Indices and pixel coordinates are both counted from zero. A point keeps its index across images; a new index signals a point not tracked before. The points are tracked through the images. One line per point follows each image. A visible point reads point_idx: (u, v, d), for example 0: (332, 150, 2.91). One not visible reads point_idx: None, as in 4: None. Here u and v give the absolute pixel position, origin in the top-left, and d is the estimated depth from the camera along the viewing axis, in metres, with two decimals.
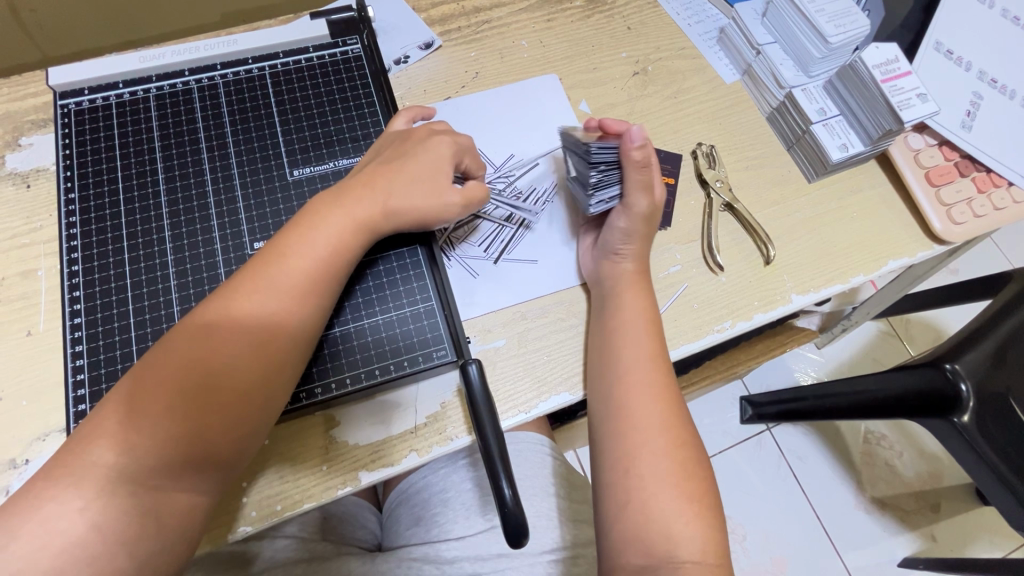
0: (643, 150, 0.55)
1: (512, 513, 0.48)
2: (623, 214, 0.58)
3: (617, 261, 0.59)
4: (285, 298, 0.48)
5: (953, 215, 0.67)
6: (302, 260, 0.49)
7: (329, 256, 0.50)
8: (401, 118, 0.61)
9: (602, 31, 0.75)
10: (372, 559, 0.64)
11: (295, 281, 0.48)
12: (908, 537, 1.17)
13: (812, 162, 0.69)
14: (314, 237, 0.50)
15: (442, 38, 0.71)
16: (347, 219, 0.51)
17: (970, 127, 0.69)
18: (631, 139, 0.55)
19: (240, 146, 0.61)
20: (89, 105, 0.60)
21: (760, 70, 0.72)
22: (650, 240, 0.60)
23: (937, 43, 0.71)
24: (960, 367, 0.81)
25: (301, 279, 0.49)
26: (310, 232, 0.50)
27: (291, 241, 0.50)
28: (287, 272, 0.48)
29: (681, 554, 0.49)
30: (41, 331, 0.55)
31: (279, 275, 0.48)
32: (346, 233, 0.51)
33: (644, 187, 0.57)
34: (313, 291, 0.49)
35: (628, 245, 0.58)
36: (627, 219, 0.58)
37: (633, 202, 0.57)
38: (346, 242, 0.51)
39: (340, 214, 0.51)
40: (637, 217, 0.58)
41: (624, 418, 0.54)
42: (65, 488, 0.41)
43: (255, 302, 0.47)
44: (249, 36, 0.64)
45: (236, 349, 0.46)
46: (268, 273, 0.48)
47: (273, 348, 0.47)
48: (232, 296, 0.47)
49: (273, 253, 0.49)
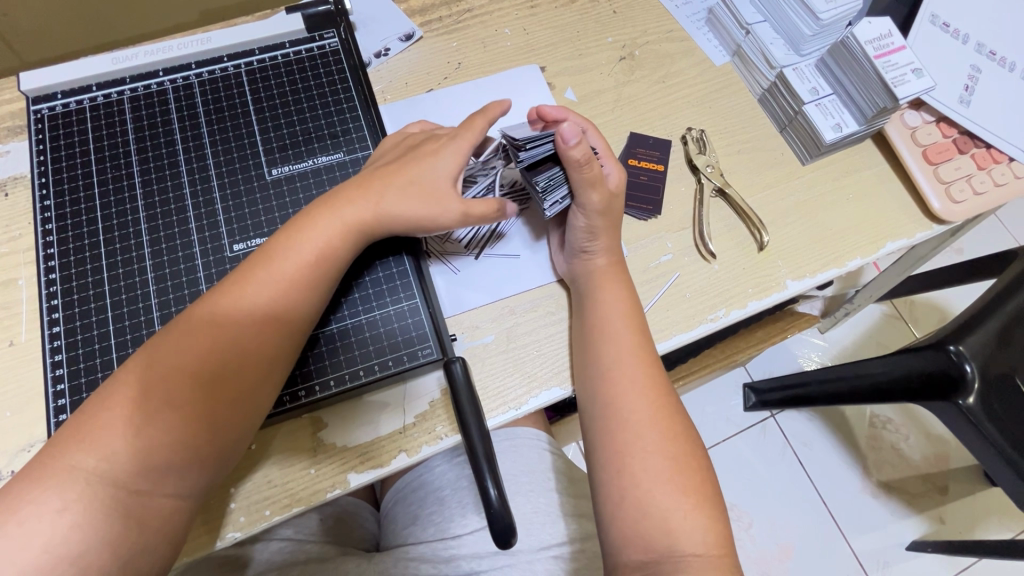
0: (582, 146, 0.52)
1: (499, 513, 0.46)
2: (579, 214, 0.56)
3: (587, 258, 0.57)
4: (269, 300, 0.47)
5: (952, 193, 0.65)
6: (288, 261, 0.48)
7: (322, 262, 0.49)
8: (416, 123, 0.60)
9: (587, 16, 0.73)
10: (369, 560, 0.63)
11: (281, 285, 0.48)
12: (915, 520, 1.16)
13: (805, 144, 0.67)
14: (300, 239, 0.49)
15: (423, 29, 0.70)
16: (334, 221, 0.50)
17: (969, 102, 0.67)
18: (565, 139, 0.51)
19: (217, 147, 0.59)
20: (62, 110, 0.59)
21: (750, 50, 0.70)
22: (615, 230, 0.58)
23: (932, 16, 0.69)
24: (965, 349, 0.78)
25: (289, 283, 0.48)
26: (304, 237, 0.49)
27: (279, 243, 0.49)
28: (274, 273, 0.48)
29: (682, 547, 0.48)
30: (23, 341, 0.54)
31: (264, 277, 0.48)
32: (339, 241, 0.50)
33: (594, 183, 0.54)
34: (303, 293, 0.49)
35: (594, 242, 0.57)
36: (585, 217, 0.56)
37: (584, 200, 0.55)
38: (339, 250, 0.50)
39: (332, 219, 0.50)
40: (592, 213, 0.55)
41: (617, 412, 0.53)
42: (42, 492, 0.40)
43: (246, 308, 0.47)
44: (223, 33, 0.62)
45: (225, 354, 0.46)
46: (257, 278, 0.48)
47: (262, 354, 0.47)
48: (221, 300, 0.47)
49: (264, 260, 0.48)
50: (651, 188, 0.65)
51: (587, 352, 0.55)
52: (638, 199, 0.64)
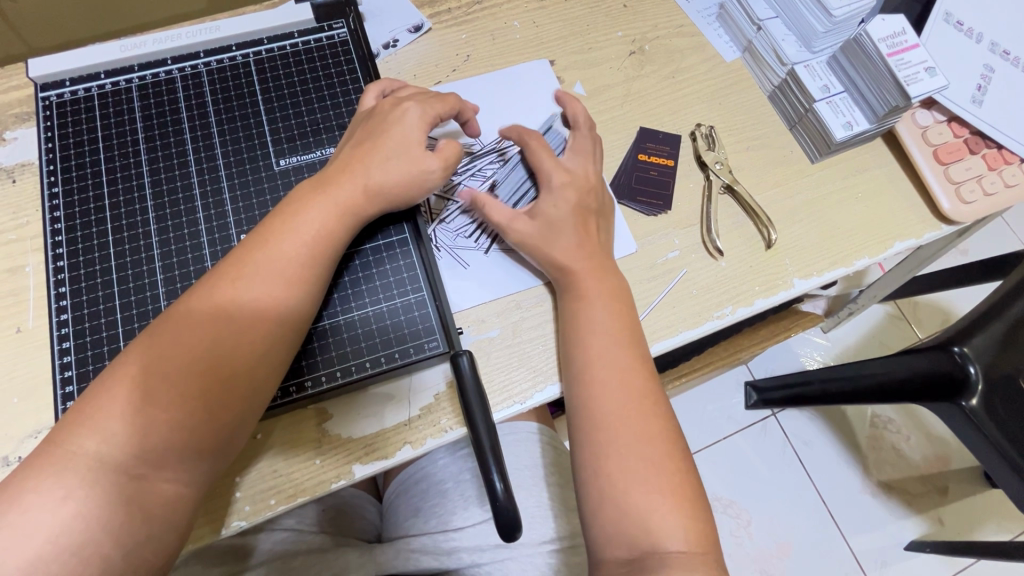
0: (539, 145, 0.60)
1: (504, 507, 0.46)
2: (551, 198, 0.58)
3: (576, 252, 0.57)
4: (268, 284, 0.47)
5: (962, 193, 0.64)
6: (285, 244, 0.48)
7: (319, 243, 0.49)
8: (371, 93, 0.59)
9: (597, 10, 0.73)
10: (371, 551, 0.63)
11: (277, 267, 0.48)
12: (913, 520, 1.16)
13: (815, 141, 0.67)
14: (296, 221, 0.49)
15: (432, 20, 0.69)
16: (329, 205, 0.51)
17: (981, 102, 0.67)
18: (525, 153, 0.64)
19: (225, 137, 0.59)
20: (71, 97, 0.59)
21: (761, 46, 0.69)
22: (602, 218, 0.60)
23: (946, 14, 0.68)
24: (969, 350, 0.79)
25: (285, 265, 0.48)
26: (297, 217, 0.50)
27: (275, 226, 0.49)
28: (271, 256, 0.48)
29: (665, 545, 0.48)
30: (31, 328, 0.54)
31: (261, 260, 0.47)
32: (332, 219, 0.50)
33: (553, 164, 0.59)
34: (299, 274, 0.48)
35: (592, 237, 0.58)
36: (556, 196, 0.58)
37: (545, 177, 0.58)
38: (332, 227, 0.50)
39: (325, 202, 0.51)
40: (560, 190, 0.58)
41: (596, 408, 0.52)
42: (48, 477, 0.40)
43: (244, 292, 0.47)
44: (232, 22, 0.62)
45: (224, 337, 0.45)
46: (254, 260, 0.47)
47: (260, 333, 0.47)
48: (216, 283, 0.47)
49: (254, 240, 0.49)
50: (660, 183, 0.65)
51: (574, 347, 0.55)
52: (647, 195, 0.64)
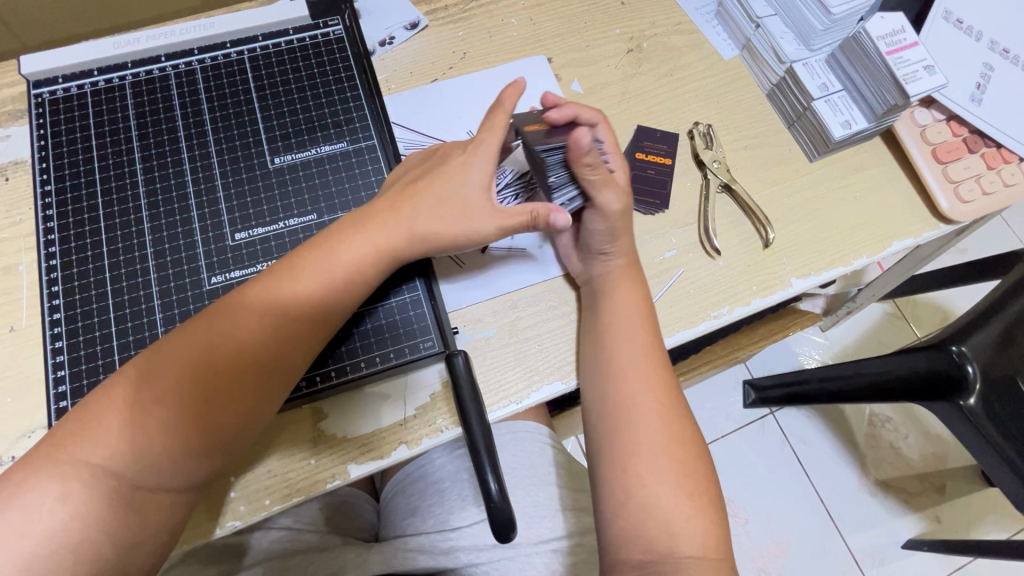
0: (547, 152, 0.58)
1: (500, 508, 0.46)
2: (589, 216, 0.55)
3: (606, 260, 0.57)
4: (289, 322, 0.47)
5: (961, 193, 0.64)
6: (311, 281, 0.47)
7: (344, 284, 0.48)
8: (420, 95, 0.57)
9: (594, 7, 0.72)
10: (367, 550, 0.63)
11: (302, 305, 0.47)
12: (911, 518, 1.16)
13: (813, 140, 0.66)
14: (328, 258, 0.48)
15: (429, 17, 0.69)
16: (363, 245, 0.49)
17: (980, 100, 0.66)
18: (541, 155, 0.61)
19: (220, 135, 0.59)
20: (64, 94, 0.59)
21: (759, 44, 0.69)
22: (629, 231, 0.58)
23: (946, 12, 0.68)
24: (967, 350, 0.78)
25: (308, 303, 0.47)
26: (329, 254, 0.48)
27: (306, 257, 0.48)
28: (297, 292, 0.47)
29: (681, 548, 0.48)
30: (24, 327, 0.54)
31: (288, 295, 0.47)
32: (365, 262, 0.49)
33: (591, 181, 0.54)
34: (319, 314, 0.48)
35: (614, 244, 0.56)
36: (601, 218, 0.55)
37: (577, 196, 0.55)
38: (363, 269, 0.49)
39: (359, 241, 0.49)
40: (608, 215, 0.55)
41: (627, 411, 0.52)
42: (39, 478, 0.40)
43: (264, 324, 0.46)
44: (226, 19, 0.62)
45: (238, 370, 0.45)
46: (281, 294, 0.47)
47: (273, 369, 0.46)
48: (237, 309, 0.46)
49: (284, 271, 0.48)
50: (659, 182, 0.64)
51: (602, 352, 0.55)
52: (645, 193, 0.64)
